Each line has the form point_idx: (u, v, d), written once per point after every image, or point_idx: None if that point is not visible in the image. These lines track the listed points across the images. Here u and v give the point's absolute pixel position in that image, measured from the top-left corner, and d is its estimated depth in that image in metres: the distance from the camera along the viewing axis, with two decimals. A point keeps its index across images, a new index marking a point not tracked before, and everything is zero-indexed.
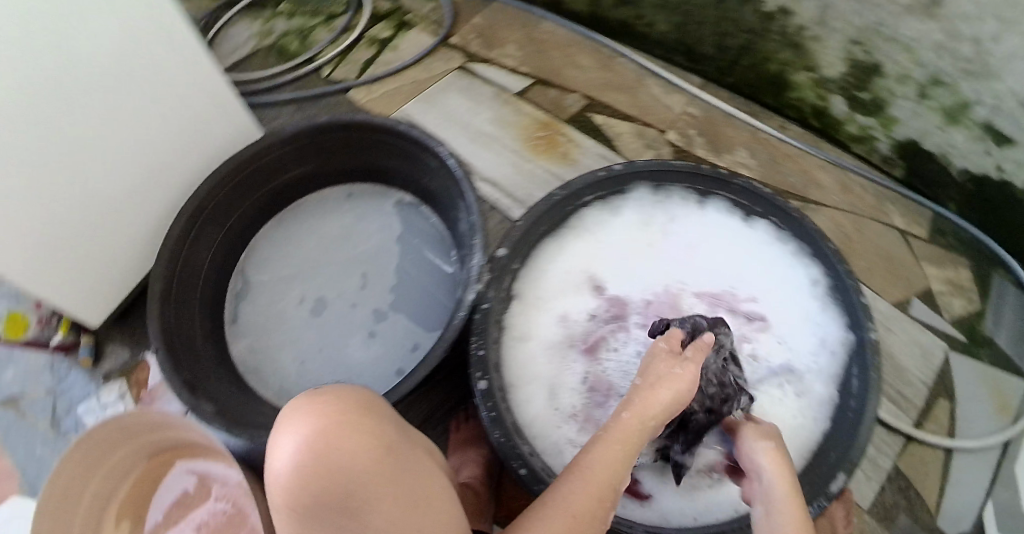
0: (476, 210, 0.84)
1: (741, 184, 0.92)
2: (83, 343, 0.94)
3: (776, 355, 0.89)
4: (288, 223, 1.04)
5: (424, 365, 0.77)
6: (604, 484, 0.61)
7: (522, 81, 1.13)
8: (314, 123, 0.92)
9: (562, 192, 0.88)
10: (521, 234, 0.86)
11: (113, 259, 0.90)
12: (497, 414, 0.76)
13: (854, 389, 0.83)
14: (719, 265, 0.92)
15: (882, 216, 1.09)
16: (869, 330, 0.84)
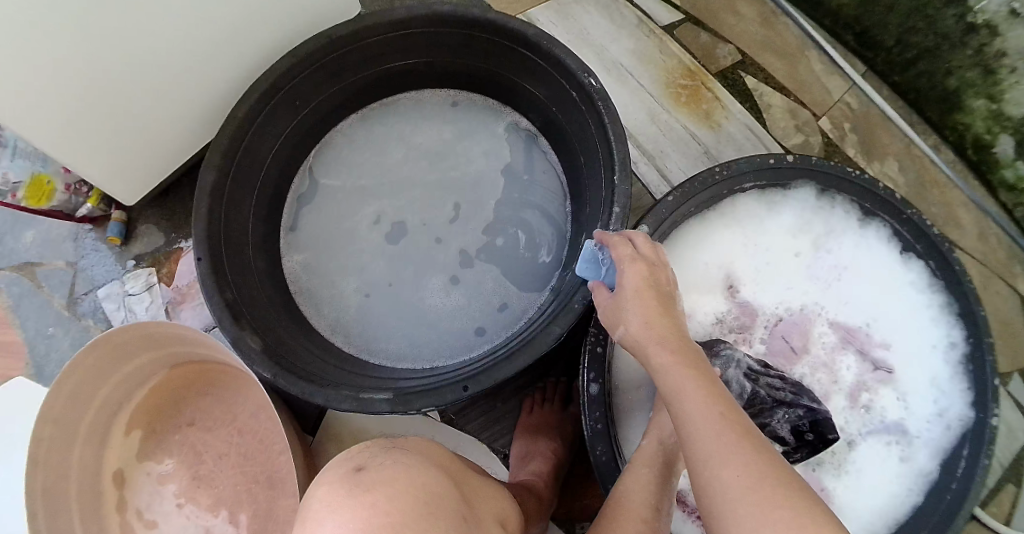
0: (621, 170, 0.66)
1: (914, 218, 0.77)
2: (114, 220, 0.93)
3: (889, 411, 0.78)
4: (373, 123, 0.87)
5: (528, 348, 0.64)
6: (645, 515, 0.54)
7: (673, 15, 0.95)
8: (430, 14, 0.72)
9: (724, 173, 0.72)
10: (667, 214, 0.71)
11: (159, 131, 0.80)
12: (604, 427, 0.66)
13: (959, 471, 0.74)
14: (862, 298, 0.79)
15: (1009, 276, 0.98)
16: (992, 413, 0.74)
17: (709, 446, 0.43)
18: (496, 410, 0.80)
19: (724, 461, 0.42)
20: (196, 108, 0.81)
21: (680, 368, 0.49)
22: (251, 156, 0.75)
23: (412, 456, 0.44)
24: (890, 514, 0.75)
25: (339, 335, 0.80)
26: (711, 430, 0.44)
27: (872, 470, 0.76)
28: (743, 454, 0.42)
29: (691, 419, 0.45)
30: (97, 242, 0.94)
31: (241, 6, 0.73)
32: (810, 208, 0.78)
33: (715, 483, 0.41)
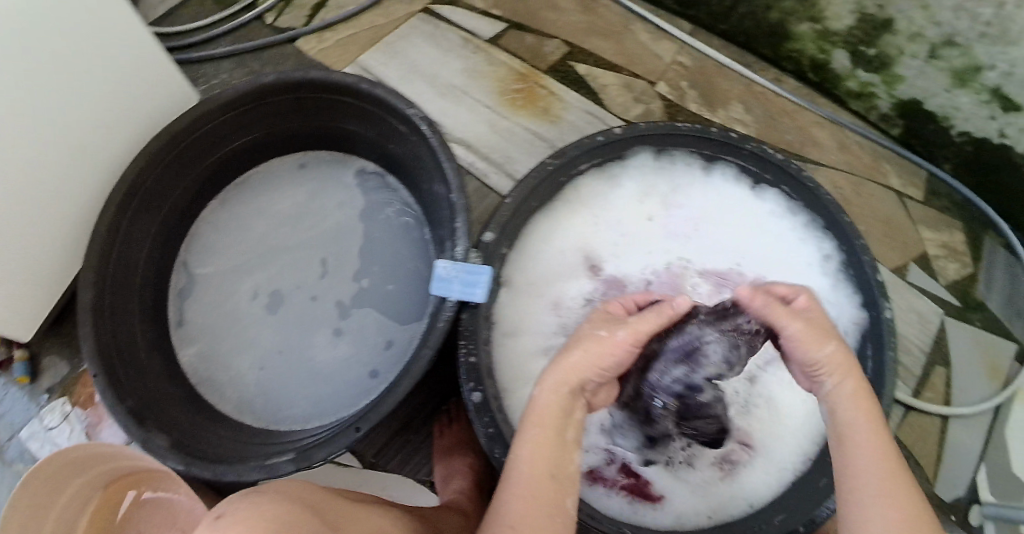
0: (458, 186, 0.71)
1: (753, 149, 0.79)
2: (18, 360, 0.94)
3: (785, 338, 0.79)
4: (235, 202, 0.91)
5: (407, 375, 0.66)
6: (545, 482, 0.53)
7: (494, 26, 1.00)
8: (250, 90, 0.78)
9: (556, 161, 0.73)
10: (511, 213, 0.71)
11: (37, 264, 0.83)
12: (497, 430, 0.65)
13: (868, 374, 0.73)
14: (727, 239, 0.81)
15: (880, 176, 1.05)
16: (885, 307, 0.73)
17: (875, 458, 0.50)
18: (412, 443, 0.81)
19: (886, 470, 0.50)
20: (66, 234, 0.85)
21: (850, 369, 0.55)
22: (124, 265, 0.79)
23: (267, 497, 0.46)
24: (814, 435, 0.75)
25: (246, 413, 0.82)
26: (879, 442, 0.51)
27: (783, 399, 0.78)
28: (895, 466, 0.50)
29: (860, 420, 0.53)
30: (8, 386, 0.96)
31: (78, 129, 0.79)
32: (650, 170, 0.80)
33: (867, 487, 0.49)
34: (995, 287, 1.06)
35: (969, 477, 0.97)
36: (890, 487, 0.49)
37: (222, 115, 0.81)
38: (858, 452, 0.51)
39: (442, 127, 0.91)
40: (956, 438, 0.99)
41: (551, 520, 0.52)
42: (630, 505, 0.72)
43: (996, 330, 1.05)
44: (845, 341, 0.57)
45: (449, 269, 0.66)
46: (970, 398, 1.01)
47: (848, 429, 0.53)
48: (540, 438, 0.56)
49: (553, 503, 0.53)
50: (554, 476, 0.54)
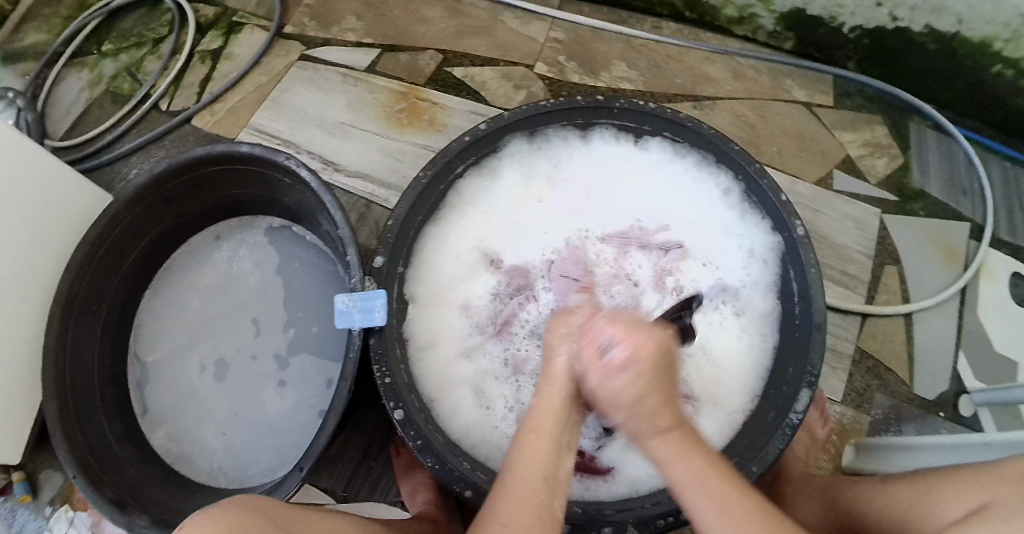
0: (343, 218, 0.73)
1: (623, 106, 0.79)
2: (16, 481, 0.97)
3: (703, 279, 0.78)
4: (166, 288, 0.95)
5: (332, 409, 0.66)
6: (538, 485, 0.52)
7: (368, 54, 1.06)
8: (151, 177, 0.82)
9: (428, 174, 0.73)
10: (396, 235, 0.72)
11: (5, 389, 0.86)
12: (426, 440, 0.64)
13: (795, 293, 0.72)
14: (620, 199, 0.82)
15: (782, 93, 1.08)
16: (794, 223, 0.73)
17: (726, 518, 0.48)
18: (375, 470, 0.83)
19: (740, 526, 0.48)
20: (22, 354, 0.87)
21: (665, 418, 0.51)
22: (80, 370, 0.81)
23: (232, 504, 0.49)
24: (756, 367, 0.73)
25: (219, 477, 0.86)
26: (724, 490, 0.49)
27: (719, 339, 0.75)
28: (751, 508, 0.49)
29: (692, 482, 0.50)
30: (12, 506, 0.97)
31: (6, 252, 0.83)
32: (527, 154, 0.81)
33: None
34: (930, 170, 1.05)
35: (950, 368, 0.95)
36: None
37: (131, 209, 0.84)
38: (712, 514, 0.49)
39: (336, 163, 0.98)
40: (926, 332, 0.97)
41: (539, 524, 0.50)
42: (580, 483, 0.69)
43: (943, 213, 1.03)
44: (662, 383, 0.52)
45: (348, 300, 0.67)
46: (929, 288, 0.99)
47: (687, 494, 0.50)
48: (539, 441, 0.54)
49: (541, 506, 0.51)
50: (546, 480, 0.52)
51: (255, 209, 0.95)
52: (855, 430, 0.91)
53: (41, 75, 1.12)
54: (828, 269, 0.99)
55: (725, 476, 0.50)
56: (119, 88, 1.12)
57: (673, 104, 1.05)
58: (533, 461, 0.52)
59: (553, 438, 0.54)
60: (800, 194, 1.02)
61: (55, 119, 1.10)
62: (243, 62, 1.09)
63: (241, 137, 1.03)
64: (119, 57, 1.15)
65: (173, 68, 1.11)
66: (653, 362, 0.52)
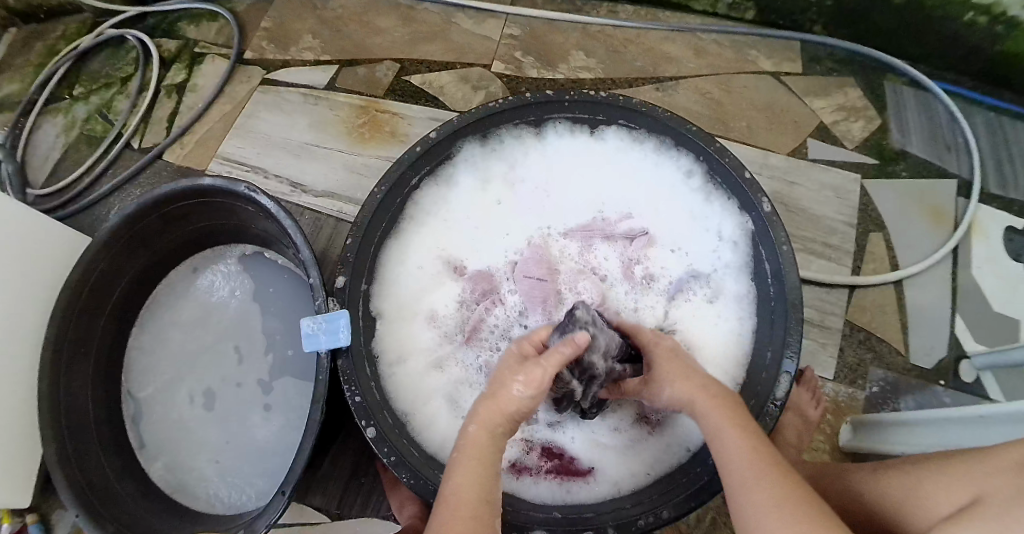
0: (304, 241, 0.72)
1: (576, 99, 0.78)
2: (29, 523, 0.93)
3: (673, 268, 0.77)
4: (151, 324, 0.96)
5: (308, 433, 0.67)
6: (479, 507, 0.51)
7: (327, 71, 1.06)
8: (122, 217, 0.82)
9: (384, 187, 0.73)
10: (357, 252, 0.71)
11: (12, 438, 0.87)
12: (400, 455, 0.65)
13: (768, 274, 0.70)
14: (582, 192, 0.81)
15: (748, 65, 1.06)
16: (760, 200, 0.71)
17: (743, 451, 0.53)
18: (366, 486, 0.84)
19: (754, 459, 0.52)
20: (21, 401, 0.88)
21: (718, 399, 0.57)
22: (75, 413, 0.83)
23: None
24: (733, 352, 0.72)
25: (216, 503, 0.87)
26: (754, 438, 0.54)
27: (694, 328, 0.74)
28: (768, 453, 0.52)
29: (722, 424, 0.55)
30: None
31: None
32: (481, 157, 0.80)
33: (737, 480, 0.51)
34: (910, 129, 1.02)
35: (946, 334, 0.92)
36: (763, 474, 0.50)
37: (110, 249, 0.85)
38: (733, 448, 0.53)
39: (304, 184, 0.98)
40: (918, 299, 0.94)
41: None
42: (561, 486, 0.69)
43: (928, 173, 1.00)
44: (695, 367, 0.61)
45: (313, 324, 0.67)
46: (920, 253, 0.96)
47: (718, 436, 0.55)
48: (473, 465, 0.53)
49: (481, 526, 0.50)
50: (484, 502, 0.51)
51: (225, 238, 0.96)
52: (851, 408, 0.90)
53: (18, 125, 1.12)
54: (811, 242, 0.97)
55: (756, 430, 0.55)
56: (92, 130, 1.12)
57: (636, 88, 1.04)
58: (471, 483, 0.51)
59: (490, 458, 0.53)
60: (776, 167, 1.00)
61: (34, 169, 1.11)
62: (207, 92, 1.09)
63: (212, 167, 1.04)
64: (90, 100, 1.14)
65: (141, 105, 1.11)
66: (671, 354, 0.63)
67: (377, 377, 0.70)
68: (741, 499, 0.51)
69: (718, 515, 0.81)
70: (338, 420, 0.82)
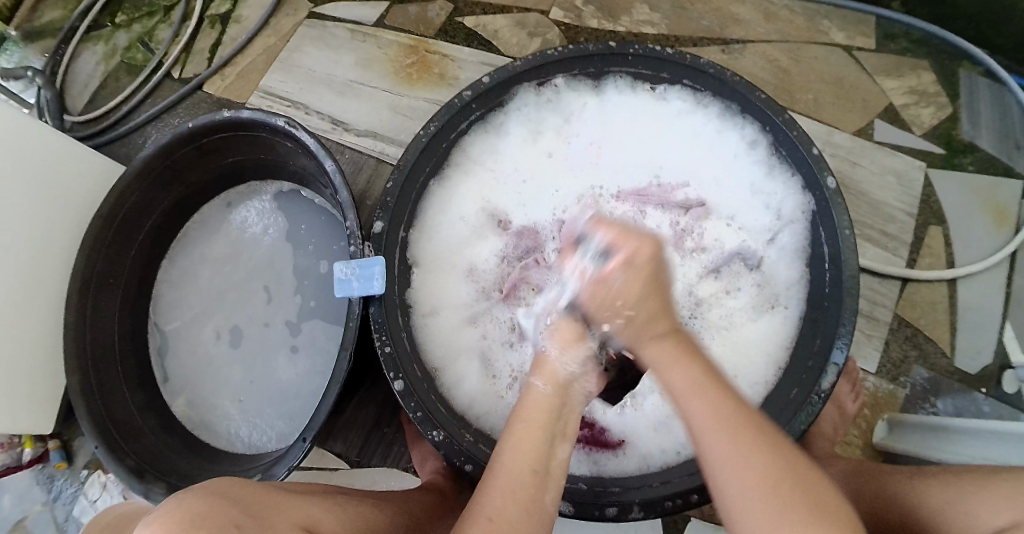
0: (342, 182, 0.69)
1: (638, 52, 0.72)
2: (51, 449, 0.93)
3: (728, 241, 0.73)
4: (181, 258, 0.95)
5: (333, 380, 0.64)
6: (526, 478, 0.48)
7: (375, 8, 1.02)
8: (155, 147, 0.80)
9: (430, 130, 0.69)
10: (397, 197, 0.68)
11: (40, 360, 0.87)
12: (427, 411, 0.63)
13: (826, 259, 0.66)
14: (635, 152, 0.77)
15: (821, 35, 1.00)
16: (825, 177, 0.66)
17: (717, 422, 0.44)
18: (387, 438, 0.83)
19: (731, 436, 0.43)
20: (49, 326, 0.87)
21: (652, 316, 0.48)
22: (100, 344, 0.82)
23: (187, 493, 0.46)
24: (782, 337, 0.68)
25: (236, 442, 0.87)
26: (721, 400, 0.45)
27: (737, 307, 0.71)
28: (743, 416, 0.44)
29: (687, 384, 0.46)
30: (50, 473, 0.94)
31: (27, 227, 0.83)
32: (534, 108, 0.76)
33: (717, 458, 0.43)
34: (983, 118, 0.95)
35: (999, 336, 0.88)
36: (735, 442, 0.43)
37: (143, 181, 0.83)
38: (705, 425, 0.44)
39: (344, 124, 0.96)
40: (973, 299, 0.89)
41: (527, 519, 0.47)
42: (588, 457, 0.67)
43: (995, 168, 0.94)
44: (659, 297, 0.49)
45: (346, 269, 0.65)
46: (979, 249, 0.91)
47: (680, 396, 0.46)
48: (525, 428, 0.49)
49: (530, 500, 0.47)
50: (536, 473, 0.48)
51: (260, 176, 0.93)
52: (890, 405, 0.86)
53: (59, 50, 1.10)
54: (866, 229, 0.92)
55: (755, 426, 0.44)
56: (134, 59, 1.10)
57: (699, 48, 0.98)
58: (519, 452, 0.48)
59: (544, 425, 0.50)
60: (838, 145, 0.95)
61: (74, 96, 1.09)
62: (252, 24, 1.06)
63: (252, 101, 1.01)
64: (132, 27, 1.11)
65: (183, 35, 1.08)
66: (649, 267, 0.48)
67: (408, 328, 0.68)
68: (713, 455, 0.44)
69: None
70: (362, 369, 0.80)
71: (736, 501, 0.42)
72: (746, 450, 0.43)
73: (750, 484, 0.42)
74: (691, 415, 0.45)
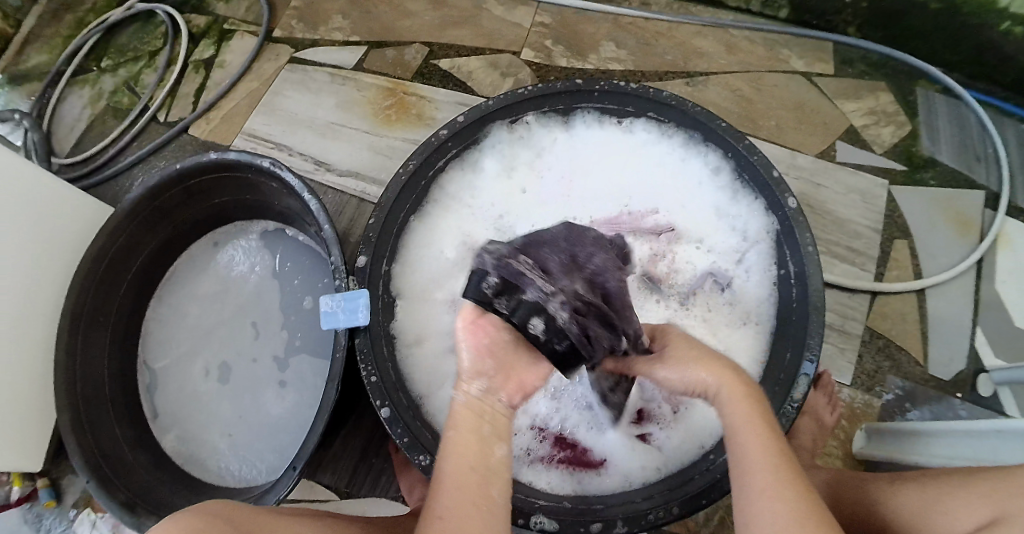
0: (325, 219, 0.72)
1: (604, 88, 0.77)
2: (40, 487, 0.94)
3: (698, 263, 0.76)
4: (170, 297, 0.97)
5: (321, 411, 0.66)
6: (471, 479, 0.48)
7: (355, 51, 1.06)
8: (142, 189, 0.83)
9: (409, 168, 0.72)
10: (379, 233, 0.71)
11: (28, 399, 0.88)
12: (414, 436, 0.65)
13: (791, 277, 0.69)
14: (605, 183, 0.80)
15: (781, 64, 1.05)
16: (786, 198, 0.70)
17: (766, 461, 0.48)
18: (376, 467, 0.84)
19: (775, 473, 0.48)
20: (38, 365, 0.88)
21: (715, 365, 0.54)
22: (90, 383, 0.83)
23: (185, 512, 0.49)
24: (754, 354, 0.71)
25: (227, 477, 0.88)
26: (770, 441, 0.49)
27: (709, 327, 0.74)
28: (793, 462, 0.48)
29: (744, 423, 0.51)
30: (38, 512, 0.94)
31: (16, 270, 0.84)
32: (508, 143, 0.79)
33: (755, 496, 0.47)
34: (940, 136, 1.00)
35: (966, 344, 0.91)
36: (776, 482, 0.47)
37: (132, 222, 0.85)
38: (750, 460, 0.49)
39: (328, 162, 0.99)
40: (940, 309, 0.93)
41: (478, 515, 0.47)
42: (571, 476, 0.69)
43: (955, 181, 0.98)
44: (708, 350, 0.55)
45: (331, 302, 0.67)
46: (944, 261, 0.95)
47: (738, 431, 0.51)
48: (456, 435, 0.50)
49: (480, 499, 0.48)
50: (478, 471, 0.49)
51: (246, 215, 0.96)
52: (866, 414, 0.89)
53: (46, 95, 1.12)
54: (834, 245, 0.96)
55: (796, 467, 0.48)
56: (120, 103, 1.13)
57: (666, 81, 1.03)
58: (461, 456, 0.49)
59: (478, 427, 0.49)
60: (802, 166, 0.99)
61: (60, 139, 1.12)
62: (235, 69, 1.10)
63: (237, 143, 1.04)
64: (118, 72, 1.15)
65: (169, 79, 1.12)
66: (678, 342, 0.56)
67: (393, 360, 0.70)
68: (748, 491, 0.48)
69: (725, 515, 0.80)
70: (351, 399, 0.82)
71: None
72: (785, 491, 0.47)
73: (777, 517, 0.46)
74: (739, 458, 0.50)
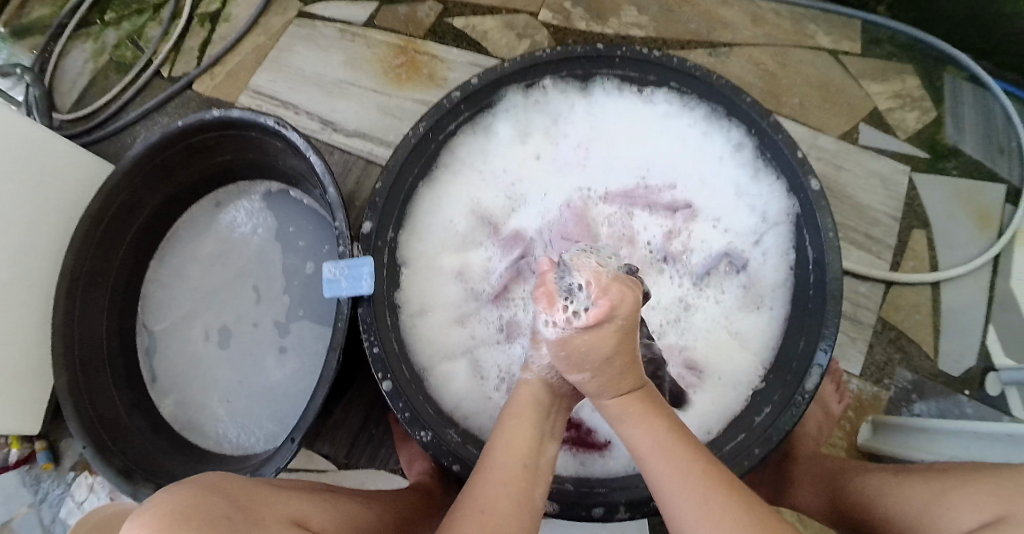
0: (331, 181, 0.69)
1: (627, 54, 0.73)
2: (38, 450, 0.93)
3: (713, 242, 0.74)
4: (170, 258, 0.95)
5: (322, 381, 0.64)
6: (517, 473, 0.53)
7: (366, 8, 1.02)
8: (143, 145, 0.80)
9: (419, 131, 0.69)
10: (387, 198, 0.68)
11: (25, 360, 0.86)
12: (415, 412, 0.63)
13: (810, 259, 0.66)
14: (621, 155, 0.77)
15: (808, 40, 1.01)
16: (809, 179, 0.66)
17: (669, 462, 0.52)
18: (376, 438, 0.83)
19: (688, 464, 0.51)
20: (34, 325, 0.87)
21: (629, 386, 0.56)
22: (88, 344, 0.82)
23: (184, 484, 0.46)
24: (767, 341, 0.69)
25: (224, 443, 0.87)
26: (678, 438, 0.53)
27: (717, 315, 0.72)
28: (708, 461, 0.51)
29: (641, 424, 0.54)
30: (36, 474, 0.93)
31: (12, 227, 0.82)
32: (522, 109, 0.76)
33: (673, 488, 0.51)
34: (965, 124, 0.97)
35: (980, 337, 0.89)
36: (698, 479, 0.50)
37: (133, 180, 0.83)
38: (658, 459, 0.52)
39: (333, 124, 0.96)
40: (955, 301, 0.91)
41: (516, 511, 0.51)
42: (575, 457, 0.67)
43: (978, 171, 0.95)
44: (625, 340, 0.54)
45: (334, 269, 0.65)
46: (962, 253, 0.92)
47: (643, 437, 0.54)
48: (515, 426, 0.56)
49: (518, 496, 0.52)
50: (524, 471, 0.53)
51: (250, 176, 0.93)
52: (874, 405, 0.88)
53: (47, 49, 1.09)
54: (852, 231, 0.94)
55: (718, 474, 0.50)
56: (123, 57, 1.09)
57: (686, 50, 1.00)
58: (511, 449, 0.54)
59: (533, 417, 0.57)
60: (824, 148, 0.96)
61: (61, 94, 1.08)
62: (242, 22, 1.06)
63: (242, 100, 1.01)
64: (121, 25, 1.11)
65: (173, 33, 1.08)
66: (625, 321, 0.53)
67: (397, 329, 0.68)
68: (665, 501, 0.51)
69: None
70: (352, 368, 0.81)
71: (679, 521, 0.49)
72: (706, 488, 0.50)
73: (695, 510, 0.49)
74: (653, 464, 0.52)
